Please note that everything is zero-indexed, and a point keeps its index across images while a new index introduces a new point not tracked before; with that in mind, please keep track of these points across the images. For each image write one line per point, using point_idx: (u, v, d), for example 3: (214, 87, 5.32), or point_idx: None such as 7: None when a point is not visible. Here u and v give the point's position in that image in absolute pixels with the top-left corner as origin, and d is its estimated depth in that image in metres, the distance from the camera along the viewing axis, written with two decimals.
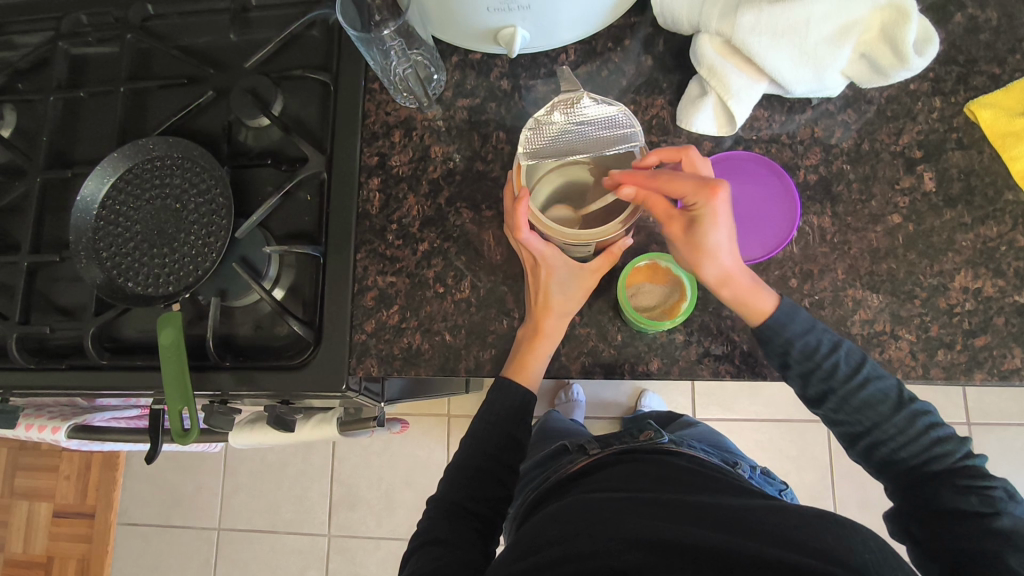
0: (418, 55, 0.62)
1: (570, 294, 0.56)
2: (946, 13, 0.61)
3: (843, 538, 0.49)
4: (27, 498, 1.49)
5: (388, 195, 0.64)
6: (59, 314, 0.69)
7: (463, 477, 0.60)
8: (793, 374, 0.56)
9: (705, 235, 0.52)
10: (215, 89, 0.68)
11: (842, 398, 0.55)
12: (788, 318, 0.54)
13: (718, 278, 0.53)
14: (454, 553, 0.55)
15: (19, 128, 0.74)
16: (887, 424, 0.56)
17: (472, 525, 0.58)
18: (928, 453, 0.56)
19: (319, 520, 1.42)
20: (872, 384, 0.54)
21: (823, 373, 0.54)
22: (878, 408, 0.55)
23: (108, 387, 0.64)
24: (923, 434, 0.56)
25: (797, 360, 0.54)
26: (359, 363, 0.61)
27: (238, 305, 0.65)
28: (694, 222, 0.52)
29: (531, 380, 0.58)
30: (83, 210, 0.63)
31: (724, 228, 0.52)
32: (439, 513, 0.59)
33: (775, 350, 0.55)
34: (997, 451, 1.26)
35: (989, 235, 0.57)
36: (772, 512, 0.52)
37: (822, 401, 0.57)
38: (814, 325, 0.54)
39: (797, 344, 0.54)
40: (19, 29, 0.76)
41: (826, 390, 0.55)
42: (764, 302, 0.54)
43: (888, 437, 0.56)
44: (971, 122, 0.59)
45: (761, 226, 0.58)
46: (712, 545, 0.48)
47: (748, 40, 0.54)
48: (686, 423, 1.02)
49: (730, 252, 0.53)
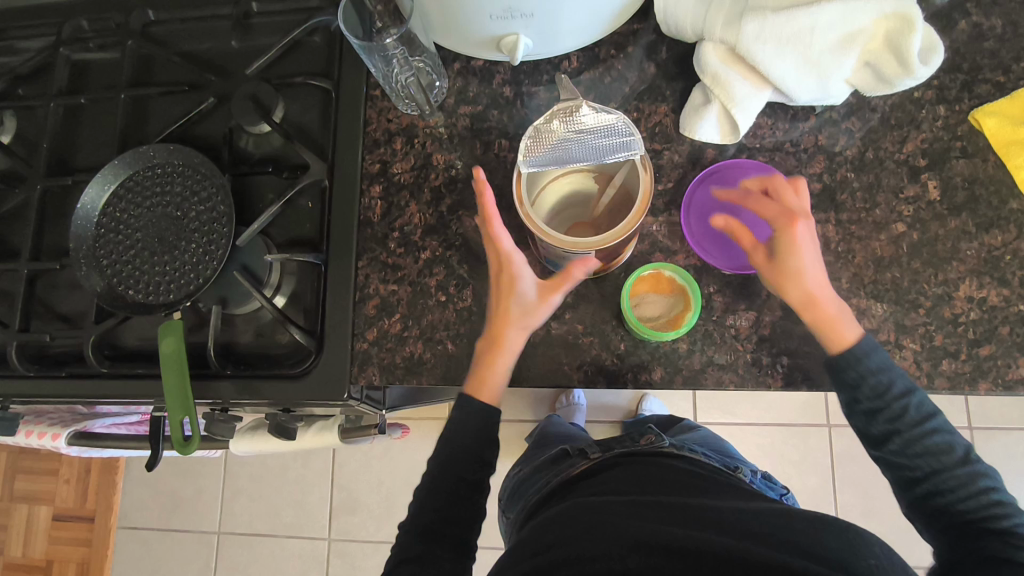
0: (420, 62, 0.62)
1: (529, 306, 0.55)
2: (950, 21, 0.61)
3: (842, 541, 0.49)
4: (27, 502, 1.49)
5: (390, 203, 0.63)
6: (60, 321, 0.68)
7: (435, 500, 0.58)
8: (861, 411, 0.55)
9: (793, 259, 0.52)
10: (217, 95, 0.68)
11: (906, 442, 0.55)
12: (868, 352, 0.53)
13: (805, 302, 0.52)
14: (434, 570, 0.55)
15: (20, 134, 0.74)
16: (949, 475, 0.56)
17: (448, 541, 0.57)
18: (987, 511, 0.55)
19: (320, 524, 1.42)
20: (937, 433, 0.55)
21: (893, 412, 0.54)
22: (939, 457, 0.55)
23: (109, 395, 0.64)
24: (982, 492, 0.55)
25: (870, 399, 0.54)
26: (361, 372, 0.61)
27: (239, 312, 0.65)
28: (780, 246, 0.52)
29: (490, 396, 0.56)
30: (83, 217, 0.63)
31: (808, 254, 0.52)
32: (412, 534, 0.57)
33: (847, 383, 0.54)
34: (999, 455, 1.26)
35: (993, 244, 0.57)
36: (772, 515, 0.52)
37: (885, 443, 0.56)
38: (892, 364, 0.53)
39: (869, 382, 0.53)
40: (19, 34, 0.75)
41: (892, 432, 0.55)
42: (844, 330, 0.53)
43: (946, 490, 0.56)
44: (975, 131, 0.59)
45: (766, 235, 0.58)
46: (714, 548, 0.48)
47: (752, 48, 0.53)
48: (687, 427, 1.01)
49: (817, 278, 0.52)
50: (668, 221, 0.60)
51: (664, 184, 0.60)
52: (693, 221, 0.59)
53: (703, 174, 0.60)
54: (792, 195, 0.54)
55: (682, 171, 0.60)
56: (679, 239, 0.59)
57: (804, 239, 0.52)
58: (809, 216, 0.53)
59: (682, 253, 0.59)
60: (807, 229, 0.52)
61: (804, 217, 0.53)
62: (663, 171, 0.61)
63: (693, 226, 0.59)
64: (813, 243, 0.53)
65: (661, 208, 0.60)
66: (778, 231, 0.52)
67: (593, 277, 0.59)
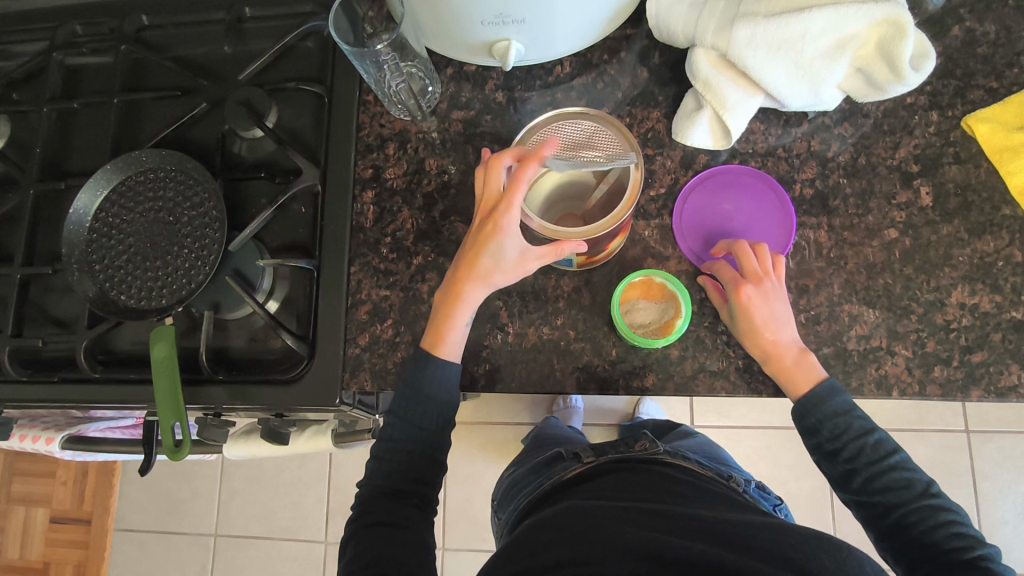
0: (412, 67, 0.62)
1: (508, 266, 0.54)
2: (944, 26, 0.60)
3: (840, 560, 0.48)
4: (25, 504, 1.49)
5: (382, 208, 0.63)
6: (54, 325, 0.69)
7: (393, 462, 0.58)
8: (822, 454, 0.57)
9: (749, 321, 0.53)
10: (209, 100, 0.68)
11: (867, 478, 0.56)
12: (830, 397, 0.53)
13: (767, 359, 0.54)
14: (399, 534, 0.55)
15: (14, 139, 0.74)
16: (915, 513, 0.55)
17: (412, 500, 0.57)
18: (950, 544, 0.53)
19: (317, 526, 1.42)
20: (897, 470, 0.56)
21: (848, 452, 0.56)
22: (901, 493, 0.55)
23: (101, 400, 0.63)
24: (944, 527, 0.54)
25: (830, 440, 0.56)
26: (353, 378, 0.60)
27: (232, 317, 0.65)
28: (734, 309, 0.54)
29: (442, 353, 0.56)
30: (75, 222, 0.63)
31: (765, 312, 0.53)
32: (377, 496, 0.57)
33: (807, 428, 0.55)
34: (996, 459, 1.26)
35: (986, 250, 0.57)
36: (768, 529, 0.52)
37: (847, 481, 0.57)
38: (852, 407, 0.54)
39: (826, 428, 0.55)
40: (14, 39, 0.75)
41: (852, 471, 0.56)
42: (808, 382, 0.53)
43: (909, 525, 0.55)
44: (968, 136, 0.58)
45: (757, 237, 0.59)
46: (710, 560, 0.47)
47: (744, 54, 0.53)
48: (682, 433, 1.01)
49: (777, 335, 0.53)
50: (660, 226, 0.60)
51: (656, 189, 0.60)
52: (686, 227, 0.60)
53: (695, 180, 0.60)
54: (751, 255, 0.55)
55: (675, 176, 0.60)
56: (671, 244, 0.59)
57: (757, 300, 0.53)
58: (765, 277, 0.54)
59: (673, 259, 0.59)
60: (758, 291, 0.54)
61: (757, 280, 0.54)
62: (655, 177, 0.60)
63: (685, 233, 0.59)
64: (773, 302, 0.54)
65: (653, 213, 0.60)
66: (730, 294, 0.54)
67: (578, 269, 0.59)
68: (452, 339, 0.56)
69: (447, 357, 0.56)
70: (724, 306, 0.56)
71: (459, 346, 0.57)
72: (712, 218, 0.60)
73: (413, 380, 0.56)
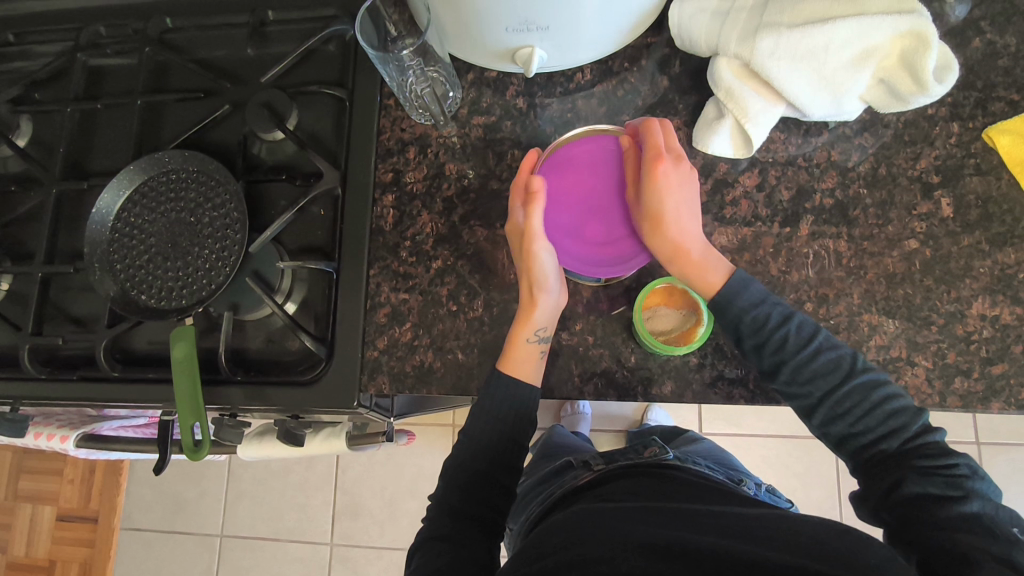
0: (434, 71, 0.64)
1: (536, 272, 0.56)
2: (965, 38, 0.61)
3: (849, 542, 0.47)
4: (31, 501, 1.50)
5: (402, 211, 0.64)
6: (72, 324, 0.69)
7: (462, 479, 0.59)
8: (747, 347, 0.55)
9: (657, 207, 0.54)
10: (231, 103, 0.68)
11: (795, 371, 0.53)
12: (743, 286, 0.54)
13: (670, 253, 0.55)
14: (464, 553, 0.55)
15: (36, 138, 0.75)
16: (843, 393, 0.53)
17: (476, 522, 0.57)
18: (885, 425, 0.53)
19: (323, 528, 1.42)
20: (823, 353, 0.53)
21: (775, 344, 0.53)
22: (828, 378, 0.53)
23: (119, 399, 0.64)
24: (879, 407, 0.53)
25: (749, 334, 0.54)
26: (371, 380, 0.61)
27: (250, 319, 0.65)
28: (647, 190, 0.55)
29: (518, 366, 0.56)
30: (99, 221, 0.63)
31: (676, 196, 0.55)
32: (441, 513, 0.58)
33: (729, 322, 0.55)
34: (1006, 472, 1.25)
35: (1007, 262, 0.57)
36: (778, 520, 0.51)
37: (776, 375, 0.54)
38: (766, 296, 0.54)
39: (750, 314, 0.54)
40: (37, 39, 0.76)
41: (780, 364, 0.54)
42: (716, 275, 0.55)
43: (842, 412, 0.54)
44: (989, 148, 0.58)
45: (606, 230, 0.57)
46: (715, 551, 0.47)
47: (766, 64, 0.54)
48: (690, 439, 1.01)
49: (681, 224, 0.55)
50: None
51: None
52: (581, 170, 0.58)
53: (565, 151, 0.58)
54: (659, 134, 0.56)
55: None
56: None
57: (665, 185, 0.54)
58: (679, 159, 0.55)
59: None
60: (668, 171, 0.54)
61: (675, 159, 0.55)
62: None
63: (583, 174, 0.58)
64: (682, 187, 0.55)
65: None
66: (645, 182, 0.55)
67: (605, 282, 0.59)
68: (525, 361, 0.56)
69: (528, 379, 0.56)
70: (631, 196, 0.58)
71: (531, 360, 0.56)
72: (732, 226, 0.59)
73: (453, 381, 0.60)
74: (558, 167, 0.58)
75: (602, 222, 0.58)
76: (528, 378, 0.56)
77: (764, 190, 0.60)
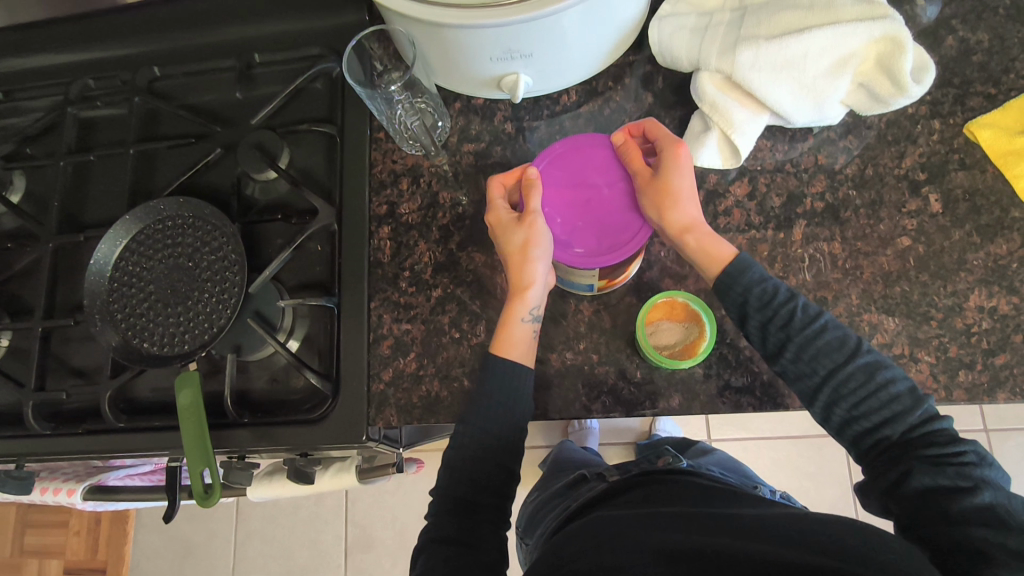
0: (423, 103, 0.64)
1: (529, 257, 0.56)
2: (937, 37, 0.62)
3: (862, 536, 0.47)
4: (37, 557, 1.48)
5: (399, 242, 0.64)
6: (74, 377, 0.69)
7: (474, 472, 0.57)
8: (752, 326, 0.55)
9: (670, 184, 0.55)
10: (223, 145, 0.69)
11: (801, 347, 0.53)
12: (748, 266, 0.55)
13: (681, 230, 0.56)
14: (471, 555, 0.54)
15: (29, 193, 0.75)
16: (846, 375, 0.53)
17: (485, 518, 0.56)
18: (888, 408, 0.53)
19: (335, 563, 1.40)
20: (829, 331, 0.53)
21: (782, 319, 0.53)
22: (833, 357, 0.53)
23: (126, 449, 0.63)
24: (891, 404, 0.53)
25: (756, 311, 0.54)
26: (379, 414, 0.61)
27: (253, 359, 0.65)
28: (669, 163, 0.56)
29: (511, 348, 0.56)
30: (97, 273, 0.64)
31: (686, 175, 0.56)
32: (445, 508, 0.56)
33: (735, 301, 0.55)
34: (1016, 458, 1.25)
35: (999, 253, 0.57)
36: (794, 518, 0.51)
37: (781, 356, 0.54)
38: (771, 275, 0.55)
39: (755, 292, 0.54)
40: (27, 94, 0.76)
41: (785, 342, 0.54)
42: (723, 252, 0.56)
43: (846, 395, 0.53)
44: (972, 143, 0.60)
45: (610, 225, 0.54)
46: (733, 552, 0.47)
47: (748, 76, 0.55)
48: (701, 450, 1.01)
49: (690, 203, 0.56)
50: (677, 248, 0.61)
51: None
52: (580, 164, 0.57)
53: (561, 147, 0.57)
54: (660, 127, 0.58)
55: None
56: (687, 264, 0.61)
57: (680, 166, 0.56)
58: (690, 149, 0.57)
59: (691, 277, 0.60)
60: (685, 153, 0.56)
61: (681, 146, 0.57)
62: None
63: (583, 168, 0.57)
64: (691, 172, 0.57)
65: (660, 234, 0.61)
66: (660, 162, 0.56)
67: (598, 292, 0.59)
68: (519, 343, 0.56)
69: (524, 362, 0.56)
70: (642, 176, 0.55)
71: (524, 342, 0.57)
72: (726, 235, 0.60)
73: (461, 408, 0.60)
74: (556, 164, 0.57)
75: (603, 218, 0.55)
76: (525, 361, 0.57)
77: (755, 198, 0.60)
